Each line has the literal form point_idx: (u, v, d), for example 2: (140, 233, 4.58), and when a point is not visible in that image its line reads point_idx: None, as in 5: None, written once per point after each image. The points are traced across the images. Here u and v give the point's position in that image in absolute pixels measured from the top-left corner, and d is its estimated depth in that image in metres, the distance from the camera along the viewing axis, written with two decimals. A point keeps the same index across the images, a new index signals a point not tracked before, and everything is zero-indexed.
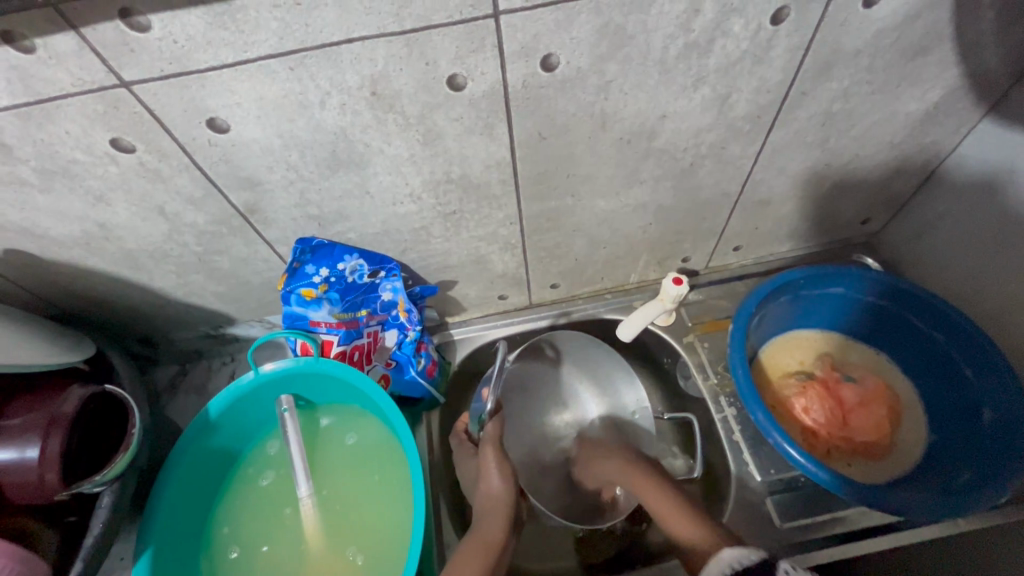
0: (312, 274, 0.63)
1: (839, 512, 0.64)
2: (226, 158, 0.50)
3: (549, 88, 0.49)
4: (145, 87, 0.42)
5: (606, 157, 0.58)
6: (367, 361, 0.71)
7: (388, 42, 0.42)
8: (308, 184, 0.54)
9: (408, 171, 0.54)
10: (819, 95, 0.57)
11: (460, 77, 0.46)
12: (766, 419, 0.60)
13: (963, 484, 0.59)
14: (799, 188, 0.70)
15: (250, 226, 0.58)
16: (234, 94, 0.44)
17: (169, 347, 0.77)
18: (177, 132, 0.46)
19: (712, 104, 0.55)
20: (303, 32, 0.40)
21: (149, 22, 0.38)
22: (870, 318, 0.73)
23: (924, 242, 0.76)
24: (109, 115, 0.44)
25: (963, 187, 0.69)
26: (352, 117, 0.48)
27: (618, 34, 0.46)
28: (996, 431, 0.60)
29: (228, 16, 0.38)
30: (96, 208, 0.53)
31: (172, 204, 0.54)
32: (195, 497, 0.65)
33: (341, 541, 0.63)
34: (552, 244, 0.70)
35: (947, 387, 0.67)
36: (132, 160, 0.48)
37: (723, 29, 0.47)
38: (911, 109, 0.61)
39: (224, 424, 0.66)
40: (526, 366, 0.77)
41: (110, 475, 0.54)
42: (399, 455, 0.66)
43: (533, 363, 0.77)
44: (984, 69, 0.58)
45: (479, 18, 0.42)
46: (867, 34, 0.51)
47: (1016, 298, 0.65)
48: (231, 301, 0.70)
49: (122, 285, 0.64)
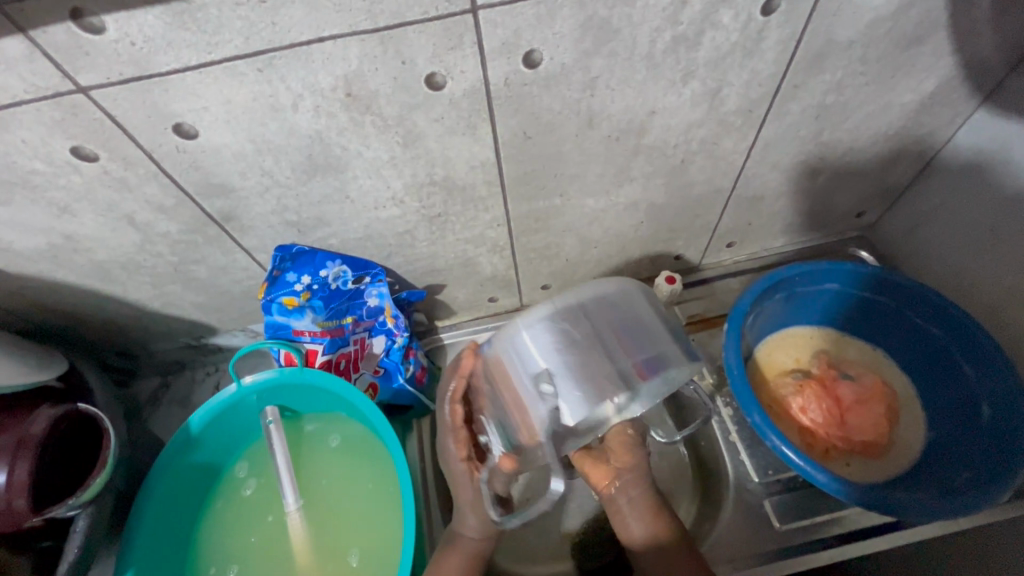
0: (294, 282, 0.61)
1: (837, 512, 0.63)
2: (197, 165, 0.47)
3: (533, 86, 0.47)
4: (103, 93, 0.40)
5: (594, 155, 0.56)
6: (354, 368, 0.69)
7: (361, 41, 0.40)
8: (285, 190, 0.52)
9: (389, 174, 0.52)
10: (813, 87, 0.55)
11: (438, 75, 0.44)
12: (762, 420, 0.59)
13: (962, 484, 0.58)
14: (793, 182, 0.68)
15: (226, 234, 0.56)
16: (200, 98, 0.42)
17: (149, 358, 0.74)
18: (143, 139, 0.44)
19: (702, 99, 0.53)
20: (270, 31, 0.38)
21: (103, 23, 0.36)
22: (866, 313, 0.72)
23: (919, 235, 0.75)
24: (67, 122, 0.42)
25: (960, 177, 0.67)
26: (327, 120, 0.46)
27: (603, 28, 0.44)
28: (995, 427, 0.59)
29: (188, 15, 0.36)
30: (61, 219, 0.50)
31: (142, 214, 0.52)
32: (179, 514, 0.63)
33: (330, 554, 0.61)
34: (542, 245, 0.68)
35: (946, 383, 0.66)
36: (96, 169, 0.46)
37: (712, 20, 0.46)
38: (905, 100, 0.60)
39: (206, 438, 0.64)
40: (615, 338, 0.53)
41: (84, 498, 0.53)
42: (387, 466, 0.64)
43: (624, 341, 0.53)
44: (979, 58, 0.57)
45: (457, 14, 0.40)
46: (860, 25, 0.50)
47: (1015, 291, 0.63)
48: (212, 311, 0.68)
49: (96, 297, 0.61)
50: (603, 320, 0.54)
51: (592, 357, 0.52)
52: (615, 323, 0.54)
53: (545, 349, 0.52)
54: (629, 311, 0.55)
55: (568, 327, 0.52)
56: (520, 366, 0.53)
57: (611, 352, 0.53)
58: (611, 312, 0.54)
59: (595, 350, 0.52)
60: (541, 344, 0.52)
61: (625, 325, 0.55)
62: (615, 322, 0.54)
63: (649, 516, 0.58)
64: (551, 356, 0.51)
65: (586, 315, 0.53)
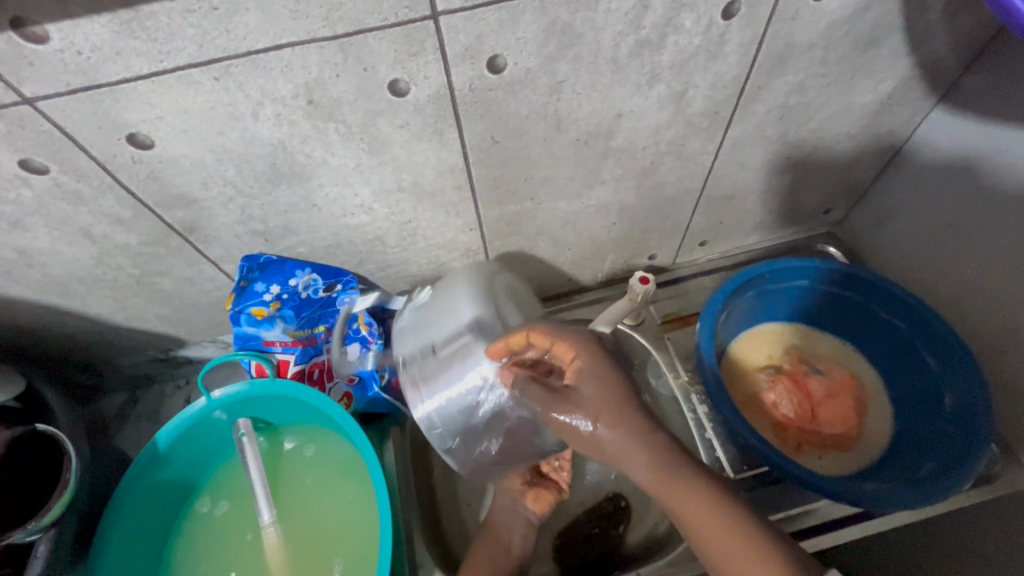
0: (262, 292, 0.60)
1: (810, 504, 0.64)
2: (154, 175, 0.46)
3: (498, 91, 0.47)
4: (50, 104, 0.39)
5: (563, 158, 0.56)
6: (328, 378, 0.67)
7: (321, 48, 0.39)
8: (249, 200, 0.51)
9: (355, 181, 0.52)
10: (775, 89, 0.56)
11: (402, 82, 0.44)
12: (734, 418, 0.60)
13: (927, 473, 0.60)
14: (760, 182, 0.69)
15: (190, 245, 0.55)
16: (155, 107, 0.41)
17: (115, 373, 0.72)
18: (95, 150, 0.43)
19: (668, 101, 0.53)
20: (225, 38, 0.37)
21: (47, 33, 0.35)
22: (835, 309, 0.73)
23: (884, 229, 0.77)
24: (13, 134, 0.40)
25: (921, 172, 0.69)
26: (289, 128, 0.45)
27: (566, 32, 0.44)
28: (958, 416, 0.61)
29: (137, 23, 0.35)
30: (13, 234, 0.49)
31: (98, 226, 0.50)
32: (148, 532, 0.62)
33: (305, 568, 0.60)
34: (516, 248, 0.68)
35: (911, 375, 0.67)
36: (46, 182, 0.45)
37: (674, 24, 0.46)
38: (866, 100, 0.62)
39: (175, 454, 0.62)
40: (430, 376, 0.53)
41: (45, 521, 0.53)
42: (364, 476, 0.63)
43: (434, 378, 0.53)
44: (934, 58, 0.59)
45: (418, 20, 0.40)
46: (820, 27, 0.51)
47: (974, 283, 0.65)
48: (179, 323, 0.67)
49: (53, 313, 0.59)
50: (444, 362, 0.52)
51: (415, 353, 0.55)
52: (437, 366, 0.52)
53: (443, 307, 0.57)
54: (459, 392, 0.52)
55: (451, 322, 0.55)
56: (444, 297, 0.58)
57: (412, 372, 0.54)
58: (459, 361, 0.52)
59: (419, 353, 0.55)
60: (450, 304, 0.56)
61: (443, 385, 0.52)
62: (448, 364, 0.52)
63: (668, 494, 0.44)
64: (434, 319, 0.56)
65: (453, 348, 0.53)
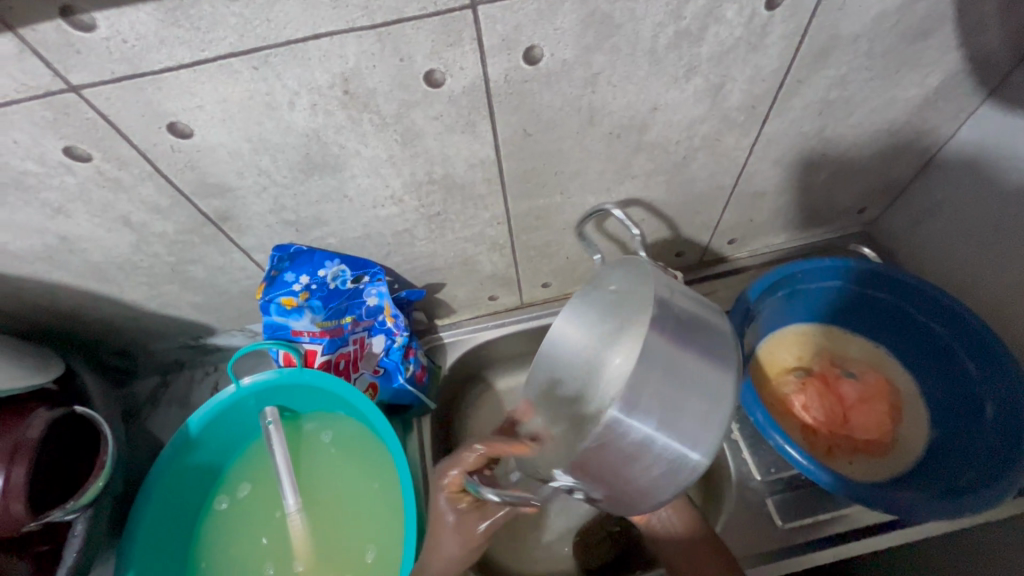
0: (292, 281, 0.60)
1: (840, 510, 0.62)
2: (193, 165, 0.47)
3: (533, 82, 0.46)
4: (95, 92, 0.39)
5: (595, 152, 0.55)
6: (354, 369, 0.67)
7: (359, 37, 0.39)
8: (282, 189, 0.51)
9: (387, 173, 0.52)
10: (816, 83, 0.54)
11: (437, 72, 0.43)
12: (765, 419, 0.58)
13: (966, 483, 0.58)
14: (796, 179, 0.68)
15: (223, 234, 0.55)
16: (195, 96, 0.41)
17: (148, 358, 0.74)
18: (136, 139, 0.43)
19: (705, 94, 0.52)
20: (265, 28, 0.38)
21: (93, 21, 0.35)
22: (868, 311, 0.71)
23: (923, 229, 0.74)
24: (59, 122, 0.41)
25: (963, 171, 0.67)
26: (324, 118, 0.45)
27: (605, 23, 0.43)
28: (1000, 425, 0.59)
29: (180, 12, 0.36)
30: (56, 220, 0.50)
31: (137, 214, 0.51)
32: (179, 513, 0.63)
33: (333, 554, 0.61)
34: (541, 243, 0.67)
35: (950, 382, 0.65)
36: (89, 169, 0.45)
37: (715, 15, 0.45)
38: (910, 95, 0.59)
39: (205, 438, 0.64)
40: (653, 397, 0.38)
41: (83, 500, 0.54)
42: (388, 467, 0.63)
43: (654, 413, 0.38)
44: (986, 52, 0.56)
45: (456, 9, 0.39)
46: (866, 19, 0.49)
47: (1018, 287, 0.63)
48: (210, 311, 0.68)
49: (91, 298, 0.61)
50: (684, 406, 0.39)
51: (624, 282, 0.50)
52: (671, 415, 0.38)
53: (714, 330, 0.42)
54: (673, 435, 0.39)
55: (720, 362, 0.41)
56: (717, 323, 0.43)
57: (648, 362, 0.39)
58: (710, 403, 0.39)
59: (675, 342, 0.40)
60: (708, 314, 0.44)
61: (678, 402, 0.39)
62: (693, 392, 0.39)
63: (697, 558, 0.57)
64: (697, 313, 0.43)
65: (709, 384, 0.40)
